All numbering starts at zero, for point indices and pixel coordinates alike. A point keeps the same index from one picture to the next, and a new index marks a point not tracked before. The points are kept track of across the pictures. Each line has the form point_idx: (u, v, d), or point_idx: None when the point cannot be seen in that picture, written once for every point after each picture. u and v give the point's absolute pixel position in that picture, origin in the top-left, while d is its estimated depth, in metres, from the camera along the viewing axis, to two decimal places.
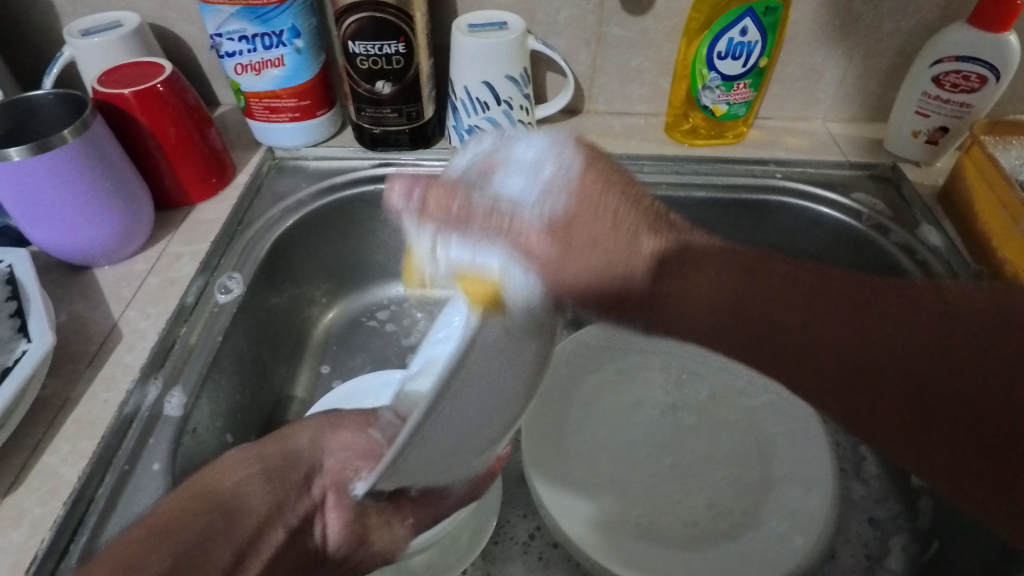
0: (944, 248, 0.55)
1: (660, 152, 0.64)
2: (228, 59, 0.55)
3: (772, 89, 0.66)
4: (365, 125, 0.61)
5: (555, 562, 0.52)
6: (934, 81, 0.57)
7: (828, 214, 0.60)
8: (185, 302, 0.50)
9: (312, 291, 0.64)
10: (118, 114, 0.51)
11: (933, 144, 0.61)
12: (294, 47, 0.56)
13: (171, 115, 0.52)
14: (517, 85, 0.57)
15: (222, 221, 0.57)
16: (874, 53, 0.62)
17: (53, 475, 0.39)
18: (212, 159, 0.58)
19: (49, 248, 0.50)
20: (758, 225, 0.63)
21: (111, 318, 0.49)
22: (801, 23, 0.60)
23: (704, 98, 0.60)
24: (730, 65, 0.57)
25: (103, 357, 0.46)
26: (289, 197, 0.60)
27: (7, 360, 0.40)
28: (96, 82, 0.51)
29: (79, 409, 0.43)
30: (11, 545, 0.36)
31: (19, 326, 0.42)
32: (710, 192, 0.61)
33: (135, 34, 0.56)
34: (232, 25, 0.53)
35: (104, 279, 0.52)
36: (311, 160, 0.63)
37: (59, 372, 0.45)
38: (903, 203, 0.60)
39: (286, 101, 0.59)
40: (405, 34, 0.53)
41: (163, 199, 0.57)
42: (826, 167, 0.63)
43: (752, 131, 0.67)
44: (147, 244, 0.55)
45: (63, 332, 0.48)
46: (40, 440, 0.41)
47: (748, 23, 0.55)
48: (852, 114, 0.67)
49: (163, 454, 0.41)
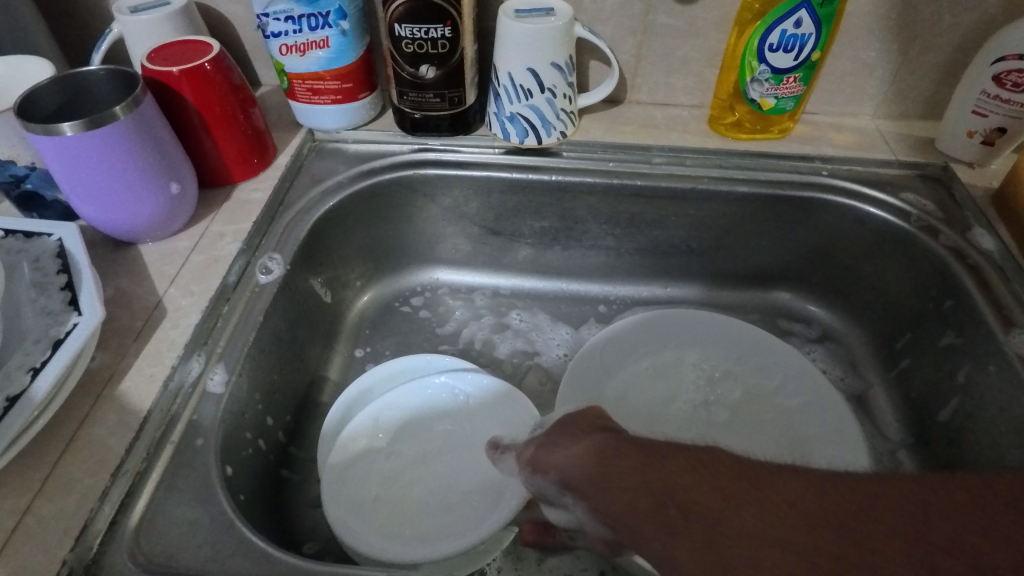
0: (996, 252, 0.54)
1: (702, 144, 0.63)
2: (274, 39, 0.55)
3: (821, 83, 0.64)
4: (406, 109, 0.60)
5: (584, 551, 0.52)
6: (994, 80, 0.55)
7: (875, 214, 0.58)
8: (227, 280, 0.50)
9: (348, 274, 0.64)
10: (166, 92, 0.51)
11: (988, 145, 0.59)
12: (339, 29, 0.55)
13: (216, 95, 0.52)
14: (562, 73, 0.56)
15: (263, 202, 0.57)
16: (930, 50, 0.60)
17: (100, 446, 0.40)
18: (255, 139, 0.58)
19: (96, 224, 0.50)
20: (801, 223, 0.62)
21: (156, 294, 0.49)
22: (856, 15, 0.58)
23: (752, 91, 0.59)
24: (781, 57, 0.56)
25: (149, 332, 0.47)
26: (328, 180, 0.60)
27: (59, 331, 0.41)
28: (146, 59, 0.52)
29: (126, 382, 0.43)
30: (61, 512, 0.37)
31: (70, 299, 0.43)
32: (753, 187, 0.60)
33: (183, 12, 0.56)
34: (279, 5, 0.53)
35: (149, 255, 0.53)
36: (351, 143, 0.64)
37: (106, 345, 0.46)
38: (954, 205, 0.58)
39: (329, 83, 0.59)
40: (452, 18, 0.53)
41: (206, 177, 0.58)
42: (873, 165, 0.61)
43: (798, 126, 0.65)
44: (191, 221, 0.55)
45: (110, 305, 0.48)
46: (88, 411, 0.42)
47: (803, 14, 0.53)
48: (902, 112, 0.66)
49: (207, 430, 0.42)
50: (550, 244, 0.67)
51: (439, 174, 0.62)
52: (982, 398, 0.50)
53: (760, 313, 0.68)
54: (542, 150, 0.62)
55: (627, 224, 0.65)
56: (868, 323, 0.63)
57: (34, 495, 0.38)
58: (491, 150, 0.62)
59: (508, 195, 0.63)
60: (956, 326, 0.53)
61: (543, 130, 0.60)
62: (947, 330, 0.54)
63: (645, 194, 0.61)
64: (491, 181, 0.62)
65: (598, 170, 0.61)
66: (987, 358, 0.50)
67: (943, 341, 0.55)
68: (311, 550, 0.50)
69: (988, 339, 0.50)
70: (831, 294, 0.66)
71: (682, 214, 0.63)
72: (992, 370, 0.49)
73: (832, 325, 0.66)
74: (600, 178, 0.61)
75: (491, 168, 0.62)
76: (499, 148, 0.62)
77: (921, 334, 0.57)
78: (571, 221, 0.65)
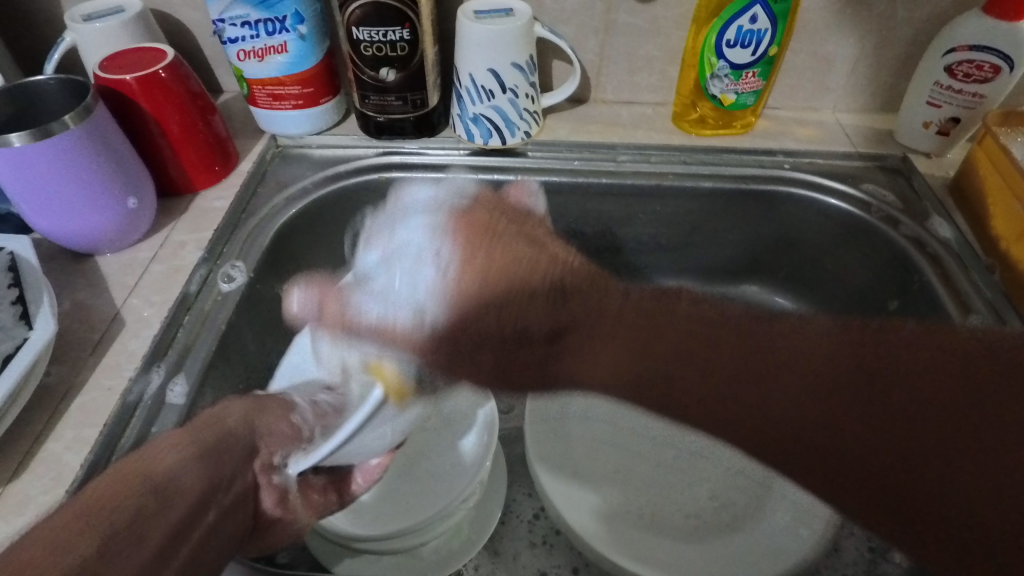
0: (954, 240, 0.54)
1: (667, 141, 0.63)
2: (232, 45, 0.55)
3: (782, 78, 0.65)
4: (370, 113, 0.60)
5: (558, 549, 0.52)
6: (947, 71, 0.56)
7: (837, 205, 0.59)
8: (188, 290, 0.50)
9: (317, 280, 0.63)
10: (120, 100, 0.50)
11: (944, 135, 0.60)
12: (298, 33, 0.55)
13: (174, 102, 0.52)
14: (524, 73, 0.56)
15: (226, 210, 0.57)
16: (886, 43, 0.61)
17: (57, 462, 0.39)
18: (215, 146, 0.57)
19: (52, 236, 0.49)
20: (766, 217, 0.62)
21: (115, 306, 0.49)
22: (812, 10, 0.59)
23: (712, 87, 0.59)
24: (739, 53, 0.56)
25: (106, 345, 0.46)
26: (293, 185, 0.60)
27: (9, 346, 0.40)
28: (99, 67, 0.51)
29: (83, 396, 0.43)
30: (16, 531, 0.36)
31: (22, 312, 0.42)
32: (718, 182, 0.61)
33: (138, 19, 0.55)
34: (235, 11, 0.52)
35: (108, 267, 0.52)
36: (316, 148, 0.63)
37: (63, 359, 0.45)
38: (913, 195, 0.59)
39: (290, 88, 0.58)
40: (411, 20, 0.53)
41: (166, 186, 0.57)
42: (835, 158, 0.62)
43: (761, 121, 0.66)
44: (151, 232, 0.54)
45: (67, 319, 0.48)
46: (44, 427, 0.41)
47: (758, 10, 0.54)
48: (862, 105, 0.67)
49: (166, 444, 0.41)
50: None
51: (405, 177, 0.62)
52: None
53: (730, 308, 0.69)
54: (507, 150, 0.62)
55: (596, 222, 0.65)
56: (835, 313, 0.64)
57: None
58: (457, 152, 0.62)
59: None
60: (917, 313, 0.54)
61: (507, 131, 0.60)
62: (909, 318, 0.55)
63: (612, 192, 0.62)
64: None
65: (564, 170, 0.62)
66: None
67: None
68: (284, 559, 0.47)
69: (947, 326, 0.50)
70: (799, 287, 0.66)
71: (650, 211, 0.63)
72: None
73: None
74: (566, 178, 0.61)
75: (457, 170, 0.62)
76: (464, 150, 0.62)
77: None
78: None
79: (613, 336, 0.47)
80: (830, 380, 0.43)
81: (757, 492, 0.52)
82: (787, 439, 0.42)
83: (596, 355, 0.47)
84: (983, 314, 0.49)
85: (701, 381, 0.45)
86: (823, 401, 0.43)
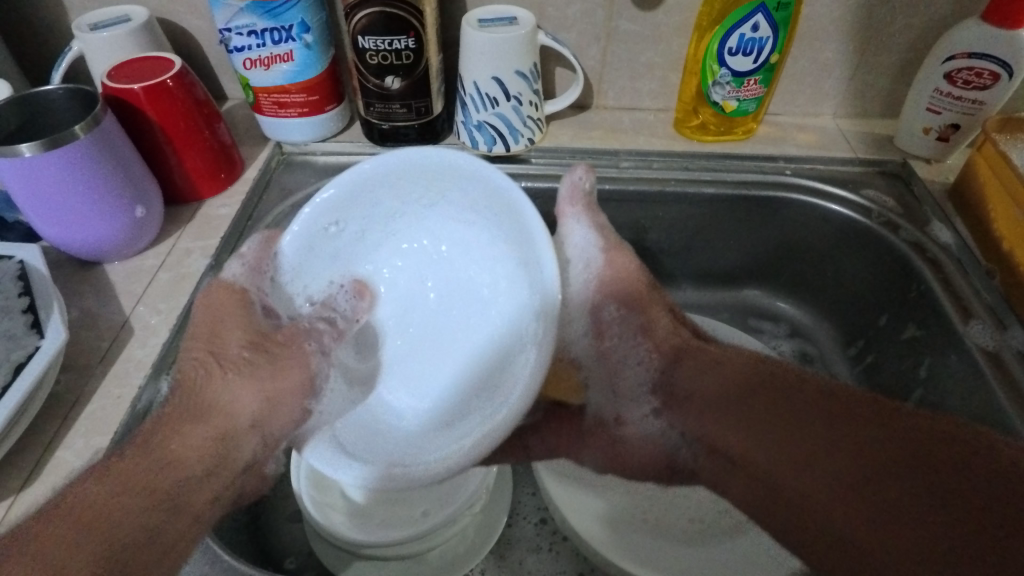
0: (954, 245, 0.55)
1: (669, 148, 0.64)
2: (237, 54, 0.55)
3: (782, 84, 0.66)
4: (373, 120, 0.60)
5: (563, 555, 0.53)
6: (946, 78, 0.57)
7: (838, 211, 0.60)
8: (195, 297, 0.50)
9: None
10: (127, 109, 0.51)
11: (943, 141, 0.60)
12: (303, 42, 0.55)
13: (180, 110, 0.52)
14: (527, 81, 0.57)
15: (232, 218, 0.57)
16: (885, 50, 0.62)
17: (67, 470, 0.39)
18: (221, 153, 0.57)
19: (61, 245, 0.50)
20: (767, 223, 0.63)
21: (123, 314, 0.49)
22: (813, 18, 0.60)
23: (714, 93, 0.60)
24: (741, 60, 0.57)
25: (115, 353, 0.46)
26: (298, 193, 0.60)
27: (21, 355, 0.40)
28: (106, 77, 0.51)
29: (92, 404, 0.43)
30: None
31: (32, 321, 0.42)
32: (719, 188, 0.61)
33: (144, 28, 0.56)
34: (241, 20, 0.53)
35: (115, 275, 0.52)
36: (320, 155, 0.63)
37: (71, 367, 0.45)
38: (913, 200, 0.59)
39: (294, 96, 0.59)
40: (415, 29, 0.53)
41: (173, 194, 0.57)
42: (835, 163, 0.63)
43: (761, 127, 0.66)
44: (157, 239, 0.55)
45: (75, 327, 0.48)
46: (55, 435, 0.41)
47: (760, 18, 0.54)
48: (861, 110, 0.67)
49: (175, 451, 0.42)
50: None
51: None
52: (943, 388, 0.51)
53: (731, 312, 0.69)
54: (510, 157, 0.62)
55: None
56: (837, 318, 0.64)
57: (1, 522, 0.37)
58: None
59: None
60: (918, 318, 0.55)
61: (510, 137, 0.60)
62: (910, 322, 0.56)
63: (615, 198, 0.62)
64: None
65: None
66: (947, 348, 0.51)
67: (906, 334, 0.56)
68: (292, 565, 0.50)
69: (948, 331, 0.51)
70: (798, 291, 0.67)
71: (651, 216, 0.64)
72: (953, 359, 0.50)
73: (801, 321, 0.67)
74: None
75: None
76: None
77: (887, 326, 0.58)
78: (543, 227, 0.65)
79: (767, 441, 0.38)
80: (884, 469, 0.33)
81: None
82: (825, 514, 0.34)
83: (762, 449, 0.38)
84: (983, 320, 0.50)
85: (812, 443, 0.36)
86: (860, 491, 0.33)
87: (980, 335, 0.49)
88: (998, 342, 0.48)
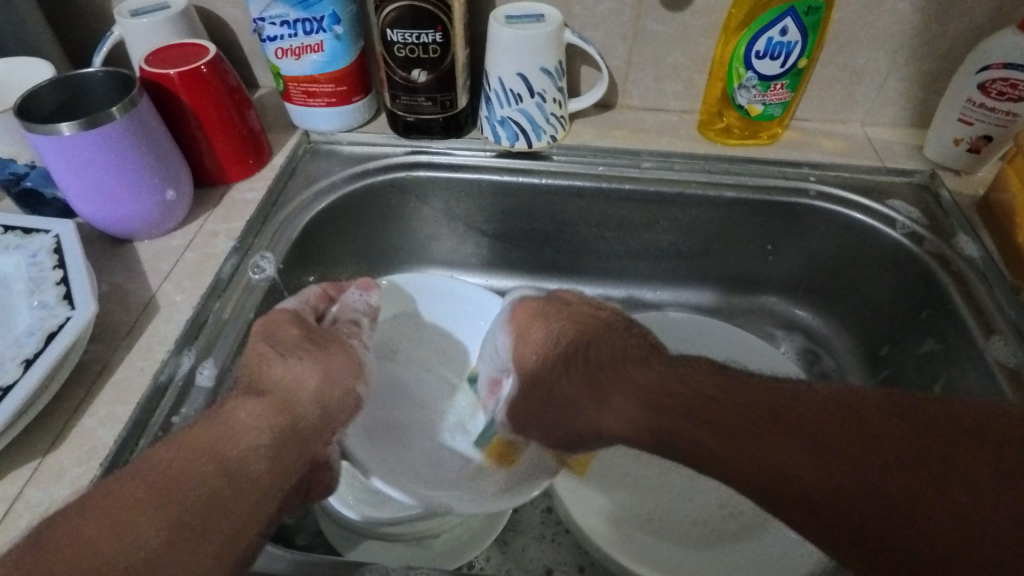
0: (980, 259, 0.54)
1: (692, 149, 0.63)
2: (270, 43, 0.57)
3: (810, 90, 0.65)
4: (399, 112, 0.61)
5: (566, 547, 0.53)
6: (979, 88, 0.55)
7: (862, 220, 0.59)
8: (221, 275, 0.52)
9: (340, 274, 0.65)
10: (162, 93, 0.52)
11: (974, 152, 0.59)
12: (333, 33, 0.57)
13: (212, 97, 0.54)
14: (551, 78, 0.57)
15: (258, 202, 0.58)
16: (917, 58, 0.61)
17: (91, 436, 0.41)
18: (250, 140, 0.59)
19: (95, 222, 0.51)
20: (788, 230, 0.62)
21: (150, 291, 0.51)
22: (843, 23, 0.59)
23: (740, 97, 0.59)
24: (768, 64, 0.57)
25: (141, 327, 0.48)
26: (322, 180, 0.61)
27: (52, 325, 0.42)
28: (144, 61, 0.53)
29: (117, 374, 0.45)
30: (51, 500, 0.38)
31: (64, 293, 0.44)
32: (741, 192, 0.61)
33: (182, 15, 0.57)
34: (275, 10, 0.54)
35: (143, 252, 0.54)
36: (345, 145, 0.65)
37: (101, 338, 0.47)
38: (940, 211, 0.58)
39: (323, 86, 0.60)
40: (443, 23, 0.54)
41: (202, 177, 0.59)
42: (861, 172, 0.62)
43: (787, 132, 0.66)
44: (185, 220, 0.57)
45: (106, 300, 0.50)
46: (80, 402, 0.43)
47: (789, 22, 0.54)
48: (890, 119, 0.66)
49: (193, 423, 0.43)
50: (542, 246, 0.68)
51: (431, 176, 0.63)
52: None
53: (750, 318, 0.69)
54: (532, 153, 0.63)
55: (616, 226, 0.65)
56: (856, 328, 0.63)
57: (27, 481, 0.39)
58: (483, 153, 0.63)
59: (500, 198, 0.64)
60: (937, 332, 0.54)
61: (533, 134, 0.61)
62: (929, 336, 0.55)
63: (634, 198, 0.62)
64: (482, 183, 0.63)
65: (587, 174, 0.62)
66: (967, 363, 0.50)
67: (924, 347, 0.55)
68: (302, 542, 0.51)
69: (969, 345, 0.50)
70: (819, 299, 0.66)
71: (671, 218, 0.63)
72: (972, 373, 0.50)
73: (820, 330, 0.66)
74: (589, 182, 0.62)
75: (482, 170, 0.63)
76: (490, 151, 0.63)
77: (904, 339, 0.58)
78: (562, 224, 0.66)
79: (780, 448, 0.38)
80: (746, 422, 0.40)
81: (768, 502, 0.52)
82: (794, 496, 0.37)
83: (621, 402, 0.45)
84: (1005, 335, 0.49)
85: (783, 462, 0.38)
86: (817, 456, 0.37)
87: (1001, 351, 0.48)
88: (1020, 359, 0.47)
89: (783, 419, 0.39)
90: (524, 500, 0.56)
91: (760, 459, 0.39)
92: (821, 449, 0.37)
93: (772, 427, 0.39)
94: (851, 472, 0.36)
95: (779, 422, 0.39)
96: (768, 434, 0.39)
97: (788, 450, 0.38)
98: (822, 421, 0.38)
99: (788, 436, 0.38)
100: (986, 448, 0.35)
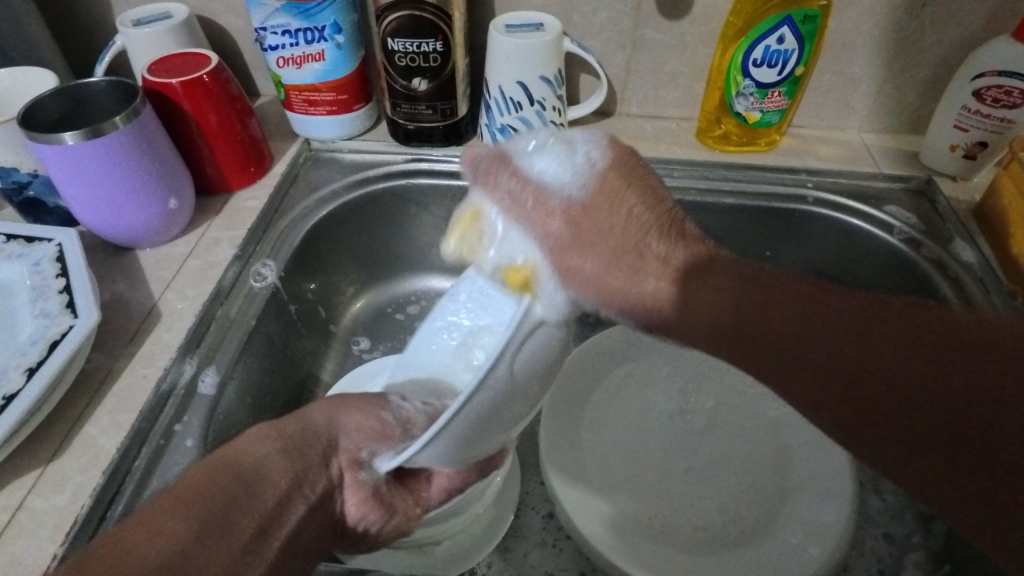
0: (977, 265, 0.54)
1: (690, 156, 0.64)
2: (271, 52, 0.57)
3: (806, 97, 0.65)
4: (399, 120, 0.62)
5: (567, 553, 0.53)
6: (975, 95, 0.56)
7: (860, 226, 0.59)
8: (222, 283, 0.52)
9: (341, 281, 0.65)
10: (165, 103, 0.53)
11: (970, 159, 0.60)
12: (334, 43, 0.57)
13: (214, 106, 0.54)
14: (551, 86, 0.58)
15: (259, 210, 0.59)
16: (913, 66, 0.61)
17: (94, 444, 0.41)
18: (251, 148, 0.59)
19: (97, 230, 0.52)
20: (787, 236, 0.63)
21: (152, 298, 0.51)
22: (840, 31, 0.60)
23: (738, 104, 0.60)
24: (765, 72, 0.57)
25: (143, 334, 0.48)
26: (323, 188, 0.62)
27: (56, 333, 0.42)
28: (147, 71, 0.53)
29: (120, 383, 0.45)
30: (54, 508, 0.38)
31: (67, 301, 0.44)
32: (740, 199, 0.61)
33: (185, 25, 0.58)
34: (276, 20, 0.55)
35: (145, 261, 0.54)
36: (346, 152, 0.65)
37: (103, 346, 0.47)
38: (937, 217, 0.59)
39: (324, 94, 0.60)
40: (444, 32, 0.54)
41: (204, 186, 0.59)
42: (858, 178, 0.62)
43: (784, 139, 0.66)
44: (187, 228, 0.57)
45: (108, 308, 0.50)
46: (83, 410, 0.43)
47: (786, 31, 0.55)
48: (887, 126, 0.67)
49: (195, 431, 0.43)
50: None
51: (431, 184, 0.63)
52: None
53: None
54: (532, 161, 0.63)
55: None
56: None
57: (30, 489, 0.39)
58: None
59: None
60: None
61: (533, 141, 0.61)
62: None
63: None
64: None
65: None
66: None
67: None
68: None
69: None
70: None
71: None
72: None
73: None
74: None
75: None
76: None
77: None
78: None
79: (877, 359, 0.40)
80: (860, 359, 0.40)
81: (767, 508, 0.52)
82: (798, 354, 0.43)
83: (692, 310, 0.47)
84: None
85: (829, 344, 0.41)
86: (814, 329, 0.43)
87: None
88: None
89: (856, 344, 0.41)
90: (525, 506, 0.56)
91: (782, 330, 0.44)
92: (827, 338, 0.42)
93: (782, 351, 0.43)
94: (879, 363, 0.40)
95: (851, 336, 0.41)
96: (874, 338, 0.41)
97: (878, 362, 0.40)
98: (881, 336, 0.40)
99: (867, 344, 0.40)
100: (1001, 368, 0.36)
